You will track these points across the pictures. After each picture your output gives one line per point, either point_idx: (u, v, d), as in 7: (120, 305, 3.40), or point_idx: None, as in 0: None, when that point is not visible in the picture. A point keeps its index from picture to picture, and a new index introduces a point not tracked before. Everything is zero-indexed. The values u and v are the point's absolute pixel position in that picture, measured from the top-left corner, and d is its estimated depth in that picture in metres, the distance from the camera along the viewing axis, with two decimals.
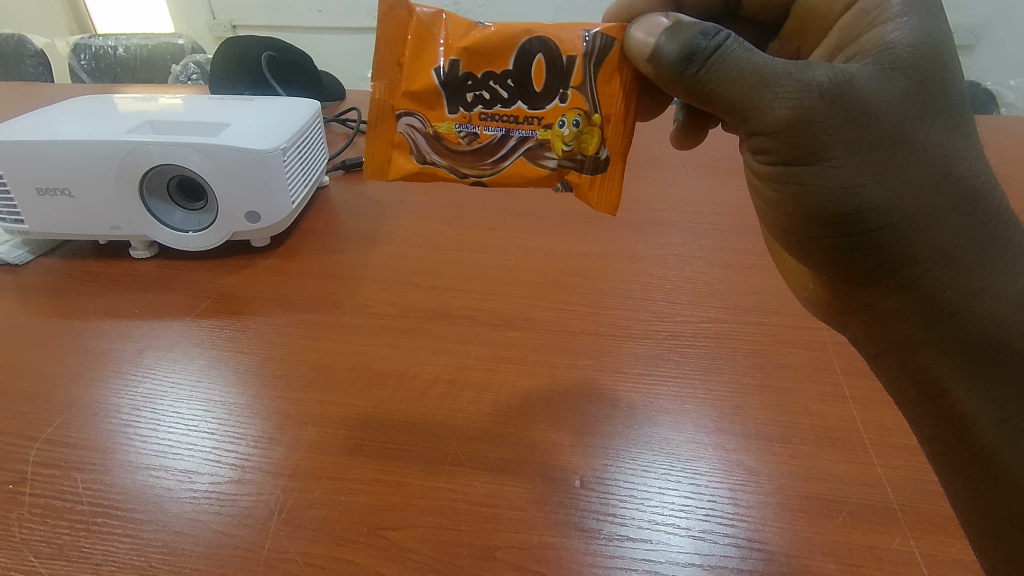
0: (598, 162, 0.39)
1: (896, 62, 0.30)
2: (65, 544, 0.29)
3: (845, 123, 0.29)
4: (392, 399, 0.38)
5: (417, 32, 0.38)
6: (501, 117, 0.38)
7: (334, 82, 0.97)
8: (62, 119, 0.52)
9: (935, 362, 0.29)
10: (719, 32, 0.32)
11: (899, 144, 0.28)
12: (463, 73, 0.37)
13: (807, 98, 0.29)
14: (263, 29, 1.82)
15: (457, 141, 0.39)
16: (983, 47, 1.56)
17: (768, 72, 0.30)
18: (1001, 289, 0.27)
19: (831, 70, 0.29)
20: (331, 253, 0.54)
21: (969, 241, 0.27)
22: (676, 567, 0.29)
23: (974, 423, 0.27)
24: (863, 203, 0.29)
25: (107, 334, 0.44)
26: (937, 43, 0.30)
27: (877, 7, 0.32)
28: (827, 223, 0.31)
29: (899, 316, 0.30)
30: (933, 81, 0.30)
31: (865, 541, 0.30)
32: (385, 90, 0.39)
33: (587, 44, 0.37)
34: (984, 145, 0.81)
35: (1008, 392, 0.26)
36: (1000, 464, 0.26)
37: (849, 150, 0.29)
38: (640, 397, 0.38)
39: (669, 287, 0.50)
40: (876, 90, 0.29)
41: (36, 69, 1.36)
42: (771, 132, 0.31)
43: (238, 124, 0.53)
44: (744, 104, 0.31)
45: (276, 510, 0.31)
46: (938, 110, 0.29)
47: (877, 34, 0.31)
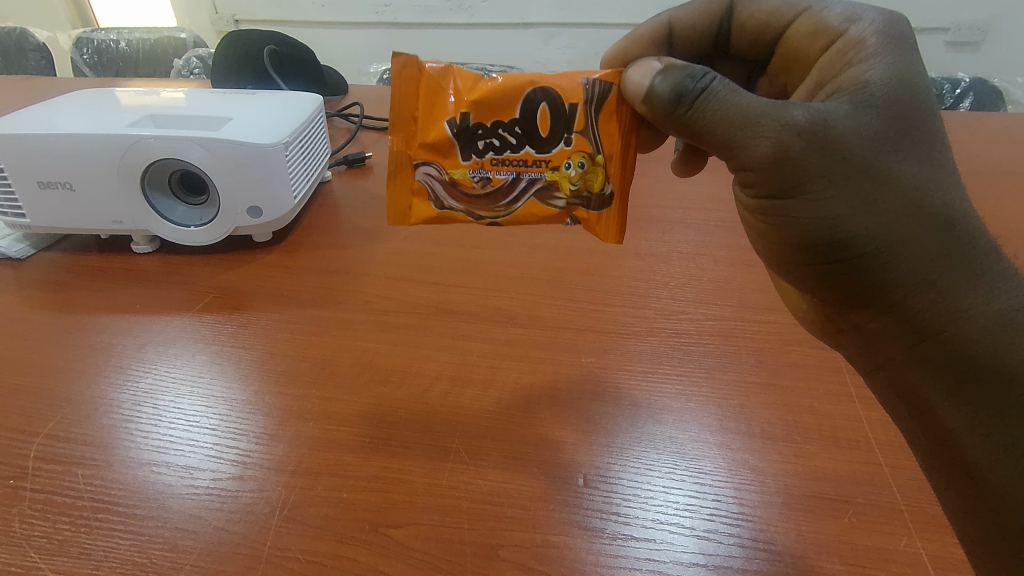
0: (605, 200, 0.38)
1: (869, 99, 0.30)
2: (65, 540, 0.29)
3: (823, 159, 0.29)
4: (394, 396, 0.38)
5: (427, 82, 0.37)
6: (513, 163, 0.38)
7: (337, 76, 0.97)
8: (64, 113, 0.52)
9: (920, 380, 0.28)
10: (706, 73, 0.32)
11: (876, 177, 0.28)
12: (473, 122, 0.37)
13: (790, 137, 0.29)
14: (266, 23, 1.82)
15: (469, 185, 0.38)
16: (990, 44, 1.55)
17: (751, 111, 0.30)
18: (980, 310, 0.27)
19: (809, 110, 0.29)
20: (333, 249, 0.54)
21: (947, 264, 0.27)
22: (681, 567, 0.28)
23: (961, 438, 0.27)
24: (846, 233, 0.29)
25: (108, 328, 0.44)
26: (912, 81, 0.31)
27: (853, 46, 0.33)
28: (812, 252, 0.30)
29: (885, 337, 0.30)
30: (906, 115, 0.30)
31: (872, 542, 0.30)
32: (400, 140, 0.38)
33: (587, 90, 0.36)
34: (991, 142, 0.80)
35: (992, 406, 0.26)
36: (986, 476, 0.26)
37: (830, 184, 0.29)
38: (645, 394, 0.38)
39: (673, 284, 0.49)
40: (853, 126, 0.29)
41: (38, 62, 1.36)
42: (756, 171, 0.30)
43: (239, 119, 0.52)
44: (729, 142, 0.31)
45: (277, 507, 0.31)
46: (912, 141, 0.29)
47: (852, 74, 0.32)
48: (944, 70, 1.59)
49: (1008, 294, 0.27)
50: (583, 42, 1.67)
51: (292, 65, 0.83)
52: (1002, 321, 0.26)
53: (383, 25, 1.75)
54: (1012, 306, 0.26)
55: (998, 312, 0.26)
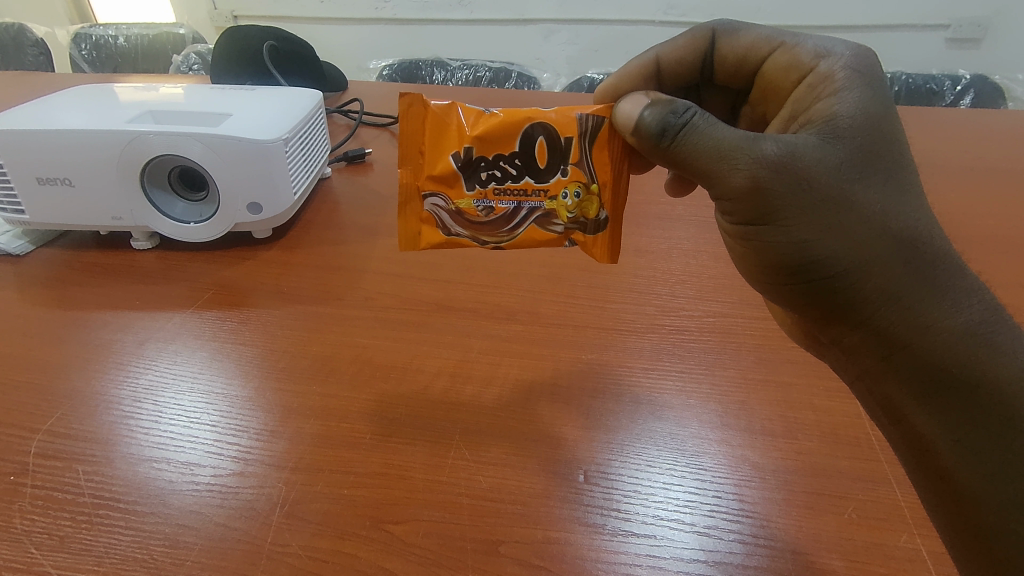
0: (600, 224, 0.38)
1: (837, 131, 0.31)
2: (66, 536, 0.29)
3: (792, 189, 0.29)
4: (394, 392, 0.38)
5: (433, 118, 0.37)
6: (517, 192, 0.37)
7: (336, 72, 0.97)
8: (63, 109, 0.52)
9: (895, 391, 0.28)
10: (687, 107, 0.32)
11: (842, 203, 0.29)
12: (478, 155, 0.36)
13: (762, 170, 0.29)
14: (265, 19, 1.81)
15: (474, 215, 0.37)
16: (991, 41, 1.55)
17: (726, 146, 0.30)
18: (944, 323, 0.27)
19: (778, 143, 0.30)
20: (333, 246, 0.54)
21: (911, 282, 0.28)
22: (681, 563, 0.28)
23: (934, 443, 0.27)
24: (815, 256, 0.29)
25: (108, 325, 0.44)
26: (877, 114, 0.31)
27: (822, 80, 0.34)
28: (785, 273, 0.31)
29: (858, 349, 0.30)
30: (872, 145, 0.30)
31: (872, 538, 0.30)
32: (410, 173, 0.37)
33: (580, 124, 0.36)
34: (993, 139, 0.80)
35: (961, 413, 0.26)
36: (958, 479, 0.26)
37: (800, 212, 0.29)
38: (646, 391, 0.38)
39: (674, 281, 0.49)
40: (820, 158, 0.30)
41: (36, 58, 1.35)
42: (731, 201, 0.31)
43: (239, 115, 0.52)
44: (707, 175, 0.31)
45: (278, 504, 0.31)
46: (878, 169, 0.30)
47: (822, 106, 0.32)
48: (946, 66, 1.58)
49: (971, 307, 0.27)
50: (583, 37, 1.67)
51: (292, 61, 0.83)
52: (967, 335, 0.26)
53: (383, 21, 1.75)
54: (975, 320, 0.27)
55: (962, 325, 0.27)
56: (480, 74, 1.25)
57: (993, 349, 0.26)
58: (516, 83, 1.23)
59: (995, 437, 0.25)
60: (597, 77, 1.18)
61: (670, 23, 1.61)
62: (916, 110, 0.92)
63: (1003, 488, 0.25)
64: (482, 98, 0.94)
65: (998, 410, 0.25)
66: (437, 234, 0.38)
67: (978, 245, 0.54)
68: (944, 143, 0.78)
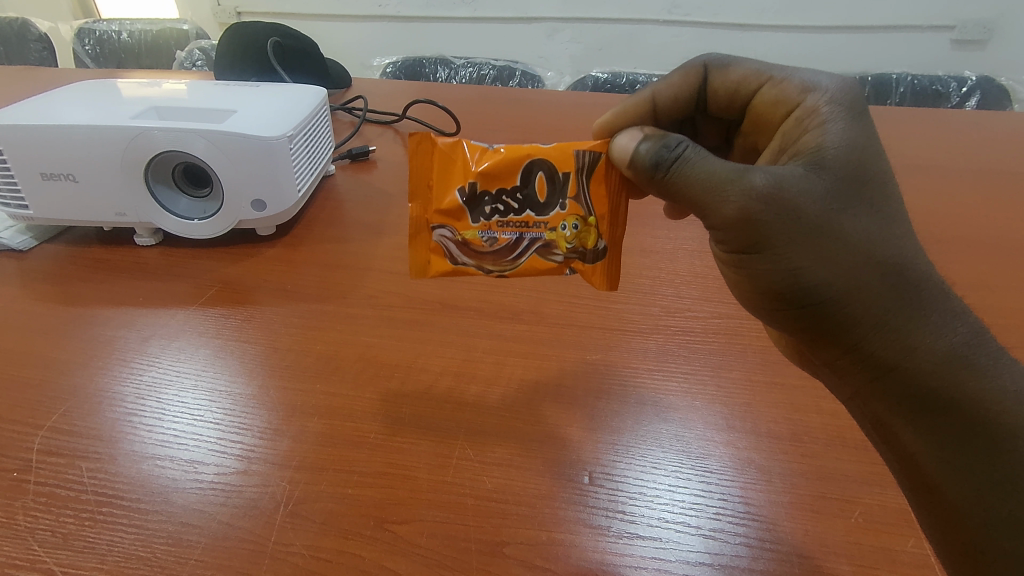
0: (599, 254, 0.37)
1: (823, 163, 0.30)
2: (70, 534, 0.29)
3: (781, 217, 0.29)
4: (398, 391, 0.38)
5: (441, 153, 0.36)
6: (522, 224, 0.37)
7: (339, 69, 0.97)
8: (68, 104, 0.52)
9: (884, 410, 0.28)
10: (680, 142, 0.32)
11: (829, 230, 0.29)
12: (483, 190, 0.36)
13: (752, 201, 0.29)
14: (269, 16, 1.81)
15: (480, 245, 0.37)
16: (996, 42, 1.54)
17: (718, 177, 0.30)
18: (928, 348, 0.27)
19: (767, 174, 0.29)
20: (337, 244, 0.53)
21: (896, 307, 0.28)
22: (686, 566, 0.28)
23: (922, 462, 0.27)
24: (806, 282, 0.29)
25: (111, 322, 0.43)
26: (864, 146, 0.31)
27: (809, 113, 0.34)
28: (776, 298, 0.30)
29: (849, 369, 0.30)
30: (857, 175, 0.30)
31: (878, 542, 0.30)
32: (419, 207, 0.37)
33: (577, 159, 0.36)
34: (998, 140, 0.80)
35: (948, 431, 0.26)
36: (944, 495, 0.26)
37: (791, 241, 0.29)
38: (651, 392, 0.38)
39: (679, 282, 0.49)
40: (806, 189, 0.29)
41: (40, 53, 1.35)
42: (722, 229, 0.30)
43: (244, 111, 0.52)
44: (700, 205, 0.31)
45: (281, 503, 0.31)
46: (863, 199, 0.30)
47: (810, 137, 0.32)
48: (950, 68, 1.57)
49: (955, 330, 0.27)
50: (586, 36, 1.67)
51: (296, 58, 0.82)
52: (949, 357, 0.27)
53: (386, 18, 1.75)
54: (958, 342, 0.27)
55: (945, 350, 0.27)
56: (483, 72, 1.25)
57: (976, 370, 0.26)
58: (519, 81, 1.22)
59: (980, 457, 0.25)
60: (600, 76, 1.18)
61: (674, 22, 1.61)
62: (921, 111, 0.92)
63: (989, 502, 0.25)
64: (486, 97, 0.94)
65: (982, 427, 0.25)
66: (444, 262, 0.37)
67: (983, 246, 0.54)
68: (949, 144, 0.78)
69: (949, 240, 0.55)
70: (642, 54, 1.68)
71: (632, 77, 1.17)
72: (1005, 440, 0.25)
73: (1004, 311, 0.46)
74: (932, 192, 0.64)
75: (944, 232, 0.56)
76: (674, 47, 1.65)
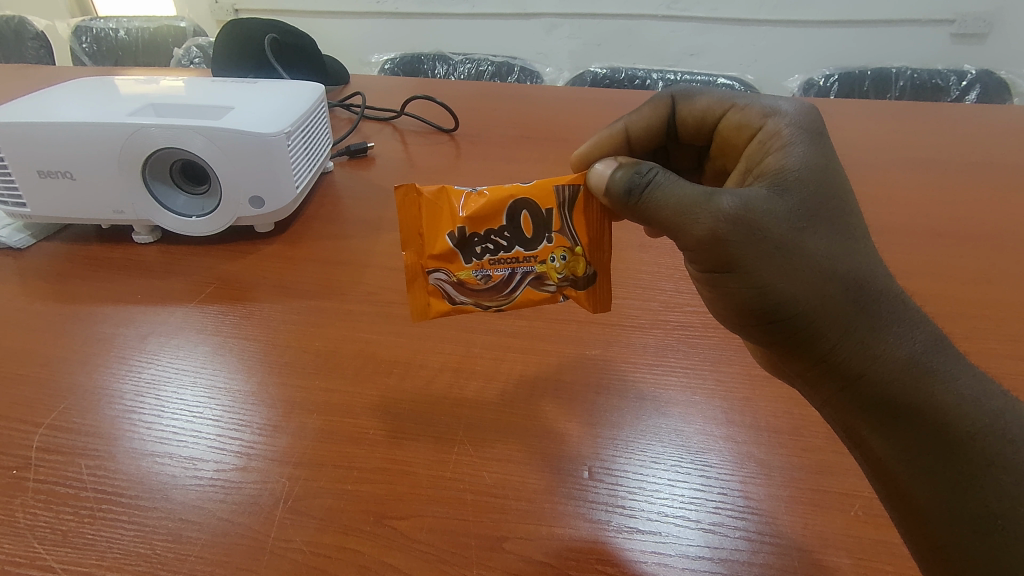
0: (589, 279, 0.38)
1: (786, 183, 0.31)
2: (69, 531, 0.29)
3: (748, 235, 0.29)
4: (397, 387, 0.38)
5: (427, 201, 0.36)
6: (515, 260, 0.36)
7: (337, 66, 0.97)
8: (65, 101, 0.52)
9: (852, 417, 0.28)
10: (651, 167, 0.32)
11: (794, 249, 0.29)
12: (471, 232, 0.36)
13: (722, 223, 0.29)
14: (266, 12, 1.81)
15: (474, 283, 0.36)
16: (996, 35, 1.53)
17: (688, 200, 0.30)
18: (890, 356, 0.27)
19: (735, 196, 0.29)
20: (335, 241, 0.53)
21: (858, 320, 0.28)
22: (686, 560, 0.28)
23: (890, 467, 0.26)
24: (775, 300, 0.28)
25: (109, 319, 0.43)
26: (825, 167, 0.31)
27: (771, 137, 0.34)
28: (747, 315, 0.30)
29: (817, 380, 0.29)
30: (818, 195, 0.30)
31: (878, 535, 0.30)
32: (413, 254, 0.36)
33: (558, 194, 0.36)
34: (998, 134, 0.79)
35: (911, 438, 0.25)
36: (914, 498, 0.25)
37: (759, 259, 0.28)
38: (650, 387, 0.38)
39: (678, 277, 0.49)
40: (772, 209, 0.29)
41: (37, 51, 1.34)
42: (693, 250, 0.30)
43: (241, 107, 0.52)
44: (674, 229, 0.31)
45: (282, 499, 0.31)
46: (825, 217, 0.30)
47: (772, 160, 0.32)
48: (950, 63, 1.57)
49: (913, 339, 0.27)
50: (584, 31, 1.66)
51: (293, 55, 0.82)
52: (909, 365, 0.26)
53: (385, 14, 1.74)
54: (917, 350, 0.27)
55: (906, 358, 0.26)
56: (481, 68, 1.24)
57: (937, 377, 0.26)
58: (518, 77, 1.22)
59: (946, 462, 0.25)
60: (599, 71, 1.17)
61: (673, 17, 1.61)
62: (921, 105, 0.91)
63: (953, 503, 0.24)
64: (484, 92, 0.94)
65: (942, 431, 0.25)
66: (443, 303, 0.37)
67: (981, 240, 0.54)
68: (950, 138, 0.78)
69: (948, 234, 0.55)
70: (641, 49, 1.67)
71: (631, 72, 1.16)
72: (964, 444, 0.24)
73: (1001, 304, 0.46)
74: (931, 186, 0.64)
75: (942, 225, 0.56)
76: (673, 41, 1.65)
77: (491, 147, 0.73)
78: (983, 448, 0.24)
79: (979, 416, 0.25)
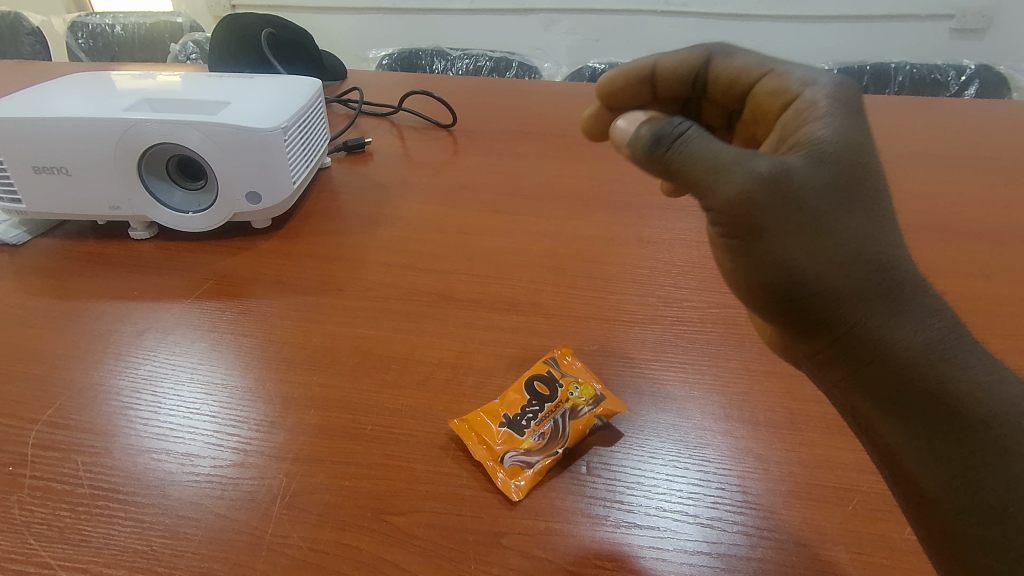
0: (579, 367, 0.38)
1: (822, 154, 0.27)
2: (66, 527, 0.29)
3: (780, 206, 0.26)
4: (394, 383, 0.37)
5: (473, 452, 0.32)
6: (534, 392, 0.36)
7: (335, 62, 0.96)
8: (60, 96, 0.51)
9: (863, 404, 0.27)
10: (684, 122, 0.29)
11: (824, 225, 0.26)
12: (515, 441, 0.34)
13: (756, 188, 0.26)
14: (264, 8, 1.80)
15: (536, 445, 0.33)
16: (995, 30, 1.53)
17: (723, 157, 0.27)
18: (906, 342, 0.25)
19: (772, 161, 0.27)
20: (332, 236, 0.53)
21: (881, 306, 0.26)
22: (684, 555, 0.28)
23: (898, 452, 0.26)
24: (798, 276, 0.26)
25: (105, 316, 0.43)
26: (860, 143, 0.28)
27: (806, 107, 0.30)
28: (763, 291, 0.27)
29: (827, 364, 0.28)
30: (851, 171, 0.28)
31: (876, 529, 0.30)
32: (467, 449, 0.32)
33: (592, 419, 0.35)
34: (997, 128, 0.79)
35: (921, 423, 0.25)
36: (920, 484, 0.25)
37: (785, 232, 0.26)
38: (648, 382, 0.38)
39: (676, 272, 0.49)
40: (807, 182, 0.26)
41: (33, 47, 1.33)
42: (716, 214, 0.27)
43: (238, 102, 0.52)
44: (701, 186, 0.27)
45: (278, 495, 0.30)
46: (858, 195, 0.27)
47: (804, 130, 0.29)
48: (949, 57, 1.57)
49: (931, 325, 0.26)
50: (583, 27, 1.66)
51: (291, 51, 0.82)
52: (926, 351, 0.25)
53: (383, 10, 1.73)
54: (935, 337, 0.26)
55: (923, 344, 0.25)
56: (479, 63, 1.24)
57: (952, 363, 0.25)
58: (517, 73, 1.22)
59: (957, 446, 0.24)
60: (598, 67, 1.17)
61: (673, 12, 1.60)
62: (920, 99, 0.91)
63: (962, 492, 0.24)
64: (483, 88, 0.93)
65: (953, 417, 0.25)
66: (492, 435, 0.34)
67: (979, 234, 0.54)
68: (949, 133, 0.78)
69: (948, 229, 0.55)
70: (640, 44, 1.67)
71: None
72: (978, 430, 0.24)
73: (999, 299, 0.46)
74: (930, 181, 0.64)
75: (941, 221, 0.56)
76: (673, 37, 1.64)
77: (489, 142, 0.72)
78: (996, 436, 0.24)
79: (992, 402, 0.24)
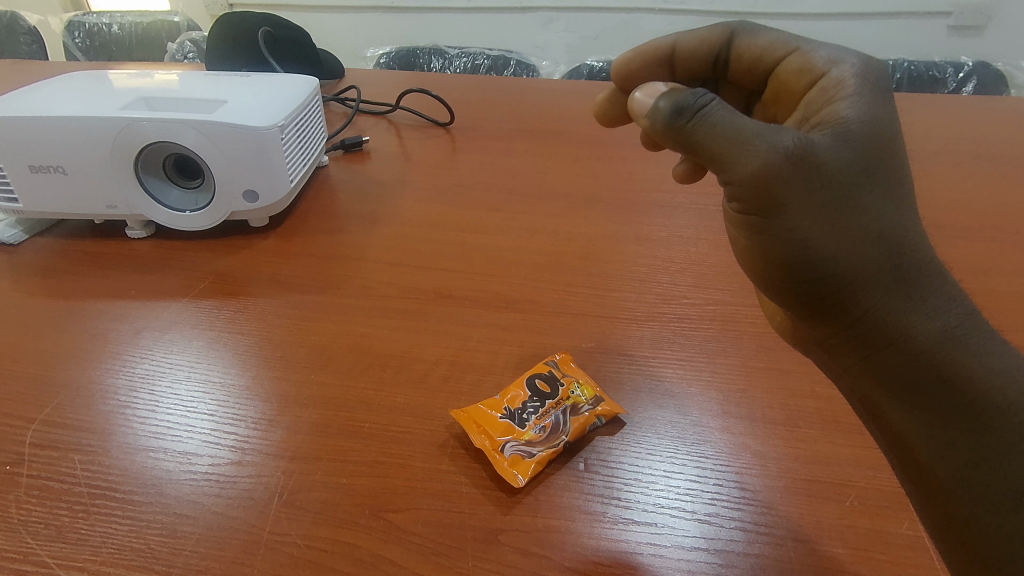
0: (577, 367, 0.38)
1: (849, 134, 0.27)
2: (64, 526, 0.29)
3: (802, 185, 0.26)
4: (392, 381, 0.37)
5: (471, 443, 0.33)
6: (534, 390, 0.36)
7: (333, 60, 0.96)
8: (56, 95, 0.51)
9: (873, 390, 0.27)
10: (706, 93, 0.29)
11: (844, 207, 0.26)
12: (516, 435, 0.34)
13: (779, 162, 0.26)
14: (262, 7, 1.80)
15: (537, 437, 0.33)
16: (993, 28, 1.53)
17: (746, 129, 0.27)
18: (924, 327, 0.25)
19: (797, 135, 0.27)
20: (330, 235, 0.53)
21: (897, 289, 0.26)
22: (682, 551, 0.28)
23: (910, 440, 0.26)
24: (814, 256, 0.26)
25: (102, 315, 0.43)
26: (888, 125, 0.28)
27: (834, 84, 0.30)
28: (779, 271, 0.28)
29: (839, 348, 0.28)
30: (877, 152, 0.27)
31: (874, 524, 0.30)
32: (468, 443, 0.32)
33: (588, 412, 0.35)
34: (996, 125, 0.79)
35: (937, 410, 0.25)
36: (931, 472, 0.25)
37: (803, 211, 0.26)
38: (645, 379, 0.38)
39: (674, 270, 0.49)
40: (833, 160, 0.26)
41: (29, 46, 1.33)
42: (737, 187, 0.27)
43: (235, 101, 0.51)
44: (722, 159, 0.27)
45: (276, 493, 0.30)
46: (882, 177, 0.27)
47: (831, 108, 0.29)
48: (948, 54, 1.56)
49: (950, 312, 0.26)
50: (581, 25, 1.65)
51: (289, 49, 0.81)
52: (942, 337, 0.25)
53: (381, 9, 1.73)
54: (952, 324, 0.25)
55: (940, 331, 0.25)
56: (478, 61, 1.23)
57: (970, 351, 0.25)
58: (516, 71, 1.21)
59: (970, 435, 0.24)
60: (596, 65, 1.17)
61: (671, 10, 1.60)
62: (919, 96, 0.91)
63: (971, 481, 0.24)
64: (482, 86, 0.93)
65: (970, 406, 0.24)
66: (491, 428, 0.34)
67: (978, 231, 0.54)
68: (948, 129, 0.78)
69: (946, 226, 0.55)
70: (638, 42, 1.66)
71: None
72: (993, 420, 0.24)
73: (997, 296, 0.46)
74: (928, 177, 0.64)
75: (940, 217, 0.56)
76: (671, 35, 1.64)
77: (487, 140, 0.72)
78: (1012, 424, 0.23)
79: (1010, 391, 0.24)
